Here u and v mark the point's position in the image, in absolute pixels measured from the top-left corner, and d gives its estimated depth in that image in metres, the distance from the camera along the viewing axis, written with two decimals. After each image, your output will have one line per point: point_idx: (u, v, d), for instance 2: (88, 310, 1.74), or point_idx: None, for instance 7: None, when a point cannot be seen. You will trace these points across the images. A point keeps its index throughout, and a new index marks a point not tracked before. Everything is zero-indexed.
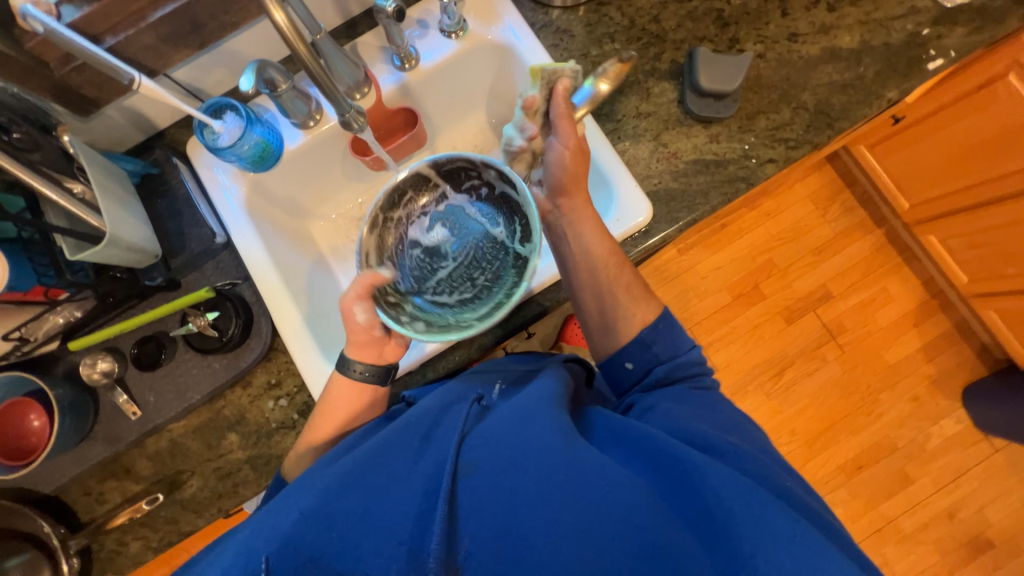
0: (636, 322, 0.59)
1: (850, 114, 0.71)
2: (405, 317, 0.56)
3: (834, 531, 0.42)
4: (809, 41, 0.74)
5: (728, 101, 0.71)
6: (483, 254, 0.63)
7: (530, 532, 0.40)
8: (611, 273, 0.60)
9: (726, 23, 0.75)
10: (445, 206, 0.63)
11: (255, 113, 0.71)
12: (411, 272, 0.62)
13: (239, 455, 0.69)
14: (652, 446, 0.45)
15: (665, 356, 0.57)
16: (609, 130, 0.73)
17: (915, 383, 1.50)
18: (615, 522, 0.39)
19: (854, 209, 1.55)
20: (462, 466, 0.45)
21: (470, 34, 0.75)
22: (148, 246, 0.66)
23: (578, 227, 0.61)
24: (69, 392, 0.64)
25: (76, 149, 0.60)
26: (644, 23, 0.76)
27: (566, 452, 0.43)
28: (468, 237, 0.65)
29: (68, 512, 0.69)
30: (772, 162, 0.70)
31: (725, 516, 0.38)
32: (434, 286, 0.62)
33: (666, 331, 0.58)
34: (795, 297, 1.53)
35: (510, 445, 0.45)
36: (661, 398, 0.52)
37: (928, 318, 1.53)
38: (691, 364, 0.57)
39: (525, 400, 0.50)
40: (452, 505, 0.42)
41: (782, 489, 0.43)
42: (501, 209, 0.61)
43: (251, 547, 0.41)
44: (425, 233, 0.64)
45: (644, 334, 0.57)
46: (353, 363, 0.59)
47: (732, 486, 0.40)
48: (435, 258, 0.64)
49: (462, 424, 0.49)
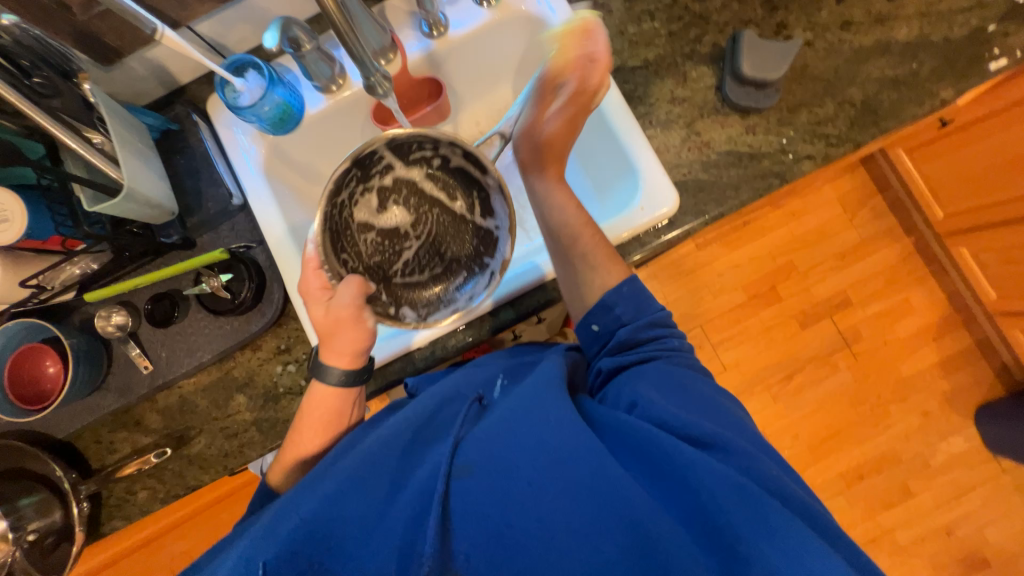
0: (596, 288, 0.57)
1: (899, 113, 0.67)
2: (391, 308, 0.58)
3: (829, 530, 0.41)
4: (863, 31, 0.69)
5: (770, 91, 0.67)
6: (447, 228, 0.63)
7: (526, 537, 0.40)
8: (584, 240, 0.59)
9: (775, 6, 0.70)
10: (393, 179, 0.61)
11: (277, 73, 0.69)
12: (373, 258, 0.61)
13: (246, 416, 0.70)
14: (638, 441, 0.44)
15: (629, 317, 0.55)
16: (641, 114, 0.70)
17: (927, 398, 1.47)
18: (610, 525, 0.40)
19: (885, 215, 1.50)
20: (457, 468, 0.44)
21: (503, 2, 0.72)
22: (165, 203, 0.65)
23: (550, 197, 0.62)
24: (83, 341, 0.65)
25: (96, 99, 0.58)
26: (687, 2, 0.71)
27: (555, 453, 0.43)
28: (428, 212, 0.63)
29: (80, 458, 0.70)
30: (810, 159, 0.67)
31: (720, 519, 0.39)
32: (401, 267, 0.62)
33: (634, 293, 0.55)
34: (813, 302, 1.49)
35: (501, 446, 0.44)
36: (651, 374, 0.50)
37: (949, 333, 1.48)
38: (658, 325, 0.55)
39: (521, 397, 0.48)
40: (446, 509, 0.43)
41: (780, 484, 0.42)
42: (454, 180, 0.61)
43: (250, 552, 0.40)
44: (380, 213, 0.61)
45: (607, 296, 0.55)
46: (332, 368, 0.55)
47: (725, 487, 0.40)
48: (393, 238, 0.62)
49: (456, 428, 0.48)
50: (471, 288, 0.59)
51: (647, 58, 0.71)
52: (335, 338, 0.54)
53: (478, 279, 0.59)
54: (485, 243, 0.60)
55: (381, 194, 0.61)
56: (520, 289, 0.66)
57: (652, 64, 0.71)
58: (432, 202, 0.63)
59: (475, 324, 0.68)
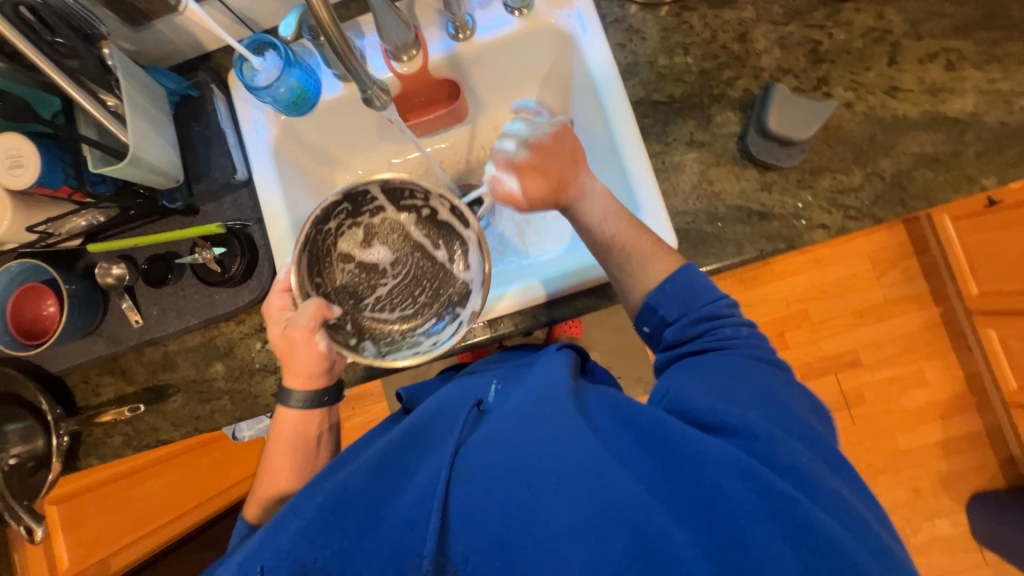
0: (637, 290, 0.57)
1: (930, 194, 0.63)
2: (352, 338, 0.58)
3: (852, 515, 0.40)
4: (910, 100, 0.64)
5: (795, 149, 0.63)
6: (423, 274, 0.63)
7: (525, 540, 0.40)
8: (625, 232, 0.58)
9: (819, 59, 0.66)
10: (381, 219, 0.62)
11: (296, 55, 0.69)
12: (348, 288, 0.61)
13: (222, 384, 0.73)
14: (647, 432, 0.46)
15: (675, 314, 0.54)
16: (656, 152, 0.67)
17: (921, 475, 1.40)
18: (613, 521, 0.39)
19: (915, 279, 1.42)
20: (456, 474, 0.45)
21: (535, 14, 0.70)
22: (170, 170, 0.67)
23: (585, 205, 0.60)
24: (82, 288, 0.68)
25: (115, 62, 0.60)
26: (726, 40, 0.68)
27: (561, 449, 0.44)
28: (410, 257, 0.64)
29: (67, 394, 0.74)
30: (823, 228, 0.64)
31: (726, 503, 0.40)
32: (372, 302, 0.62)
33: (678, 291, 0.54)
34: (819, 355, 1.44)
35: (506, 448, 0.45)
36: (677, 376, 0.51)
37: (958, 414, 1.41)
38: (706, 318, 0.53)
39: (526, 401, 0.50)
40: (446, 515, 0.42)
41: (800, 471, 0.42)
42: (441, 230, 0.62)
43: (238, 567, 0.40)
44: (362, 248, 0.62)
45: (649, 297, 0.56)
46: (292, 392, 0.57)
47: (732, 474, 0.41)
48: (372, 272, 0.63)
49: (456, 432, 0.49)
50: (436, 334, 0.59)
51: (672, 94, 0.68)
52: (291, 356, 0.55)
53: (445, 325, 0.60)
54: (461, 293, 0.61)
55: (369, 230, 0.62)
56: (502, 311, 0.67)
57: (676, 101, 0.68)
58: (415, 247, 0.63)
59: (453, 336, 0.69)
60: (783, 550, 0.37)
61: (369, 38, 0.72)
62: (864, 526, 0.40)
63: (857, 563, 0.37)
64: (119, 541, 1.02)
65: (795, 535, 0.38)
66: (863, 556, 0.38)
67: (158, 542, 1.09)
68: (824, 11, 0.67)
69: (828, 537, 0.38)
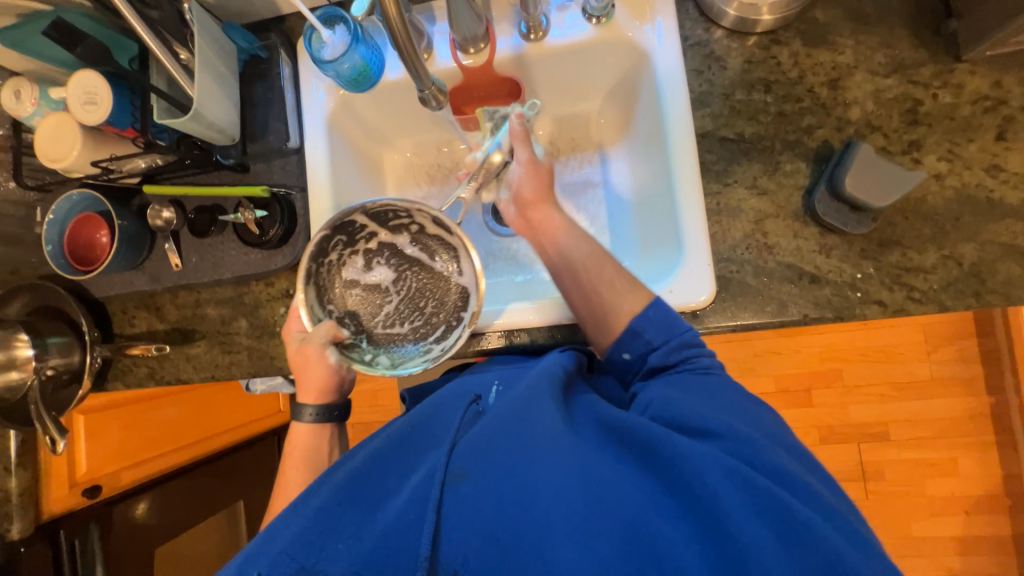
0: (623, 314, 0.56)
1: (1011, 290, 0.56)
2: (367, 354, 0.63)
3: (826, 504, 0.41)
4: (1012, 183, 0.57)
5: (866, 217, 0.58)
6: (425, 288, 0.67)
7: (523, 545, 0.40)
8: (592, 271, 0.58)
9: (916, 120, 0.60)
10: (377, 243, 0.66)
11: (363, 30, 0.68)
12: (359, 311, 0.66)
13: (243, 339, 0.75)
14: (633, 436, 0.45)
15: (659, 340, 0.54)
16: (712, 191, 0.64)
17: (929, 566, 1.31)
18: (605, 522, 0.39)
19: (970, 361, 1.31)
20: (450, 475, 0.44)
21: (614, 23, 0.66)
22: (228, 129, 0.69)
23: (560, 232, 0.62)
24: (132, 225, 0.71)
25: (192, 15, 0.61)
26: (814, 84, 0.63)
27: (551, 453, 0.43)
28: (409, 272, 0.67)
29: (106, 319, 0.79)
30: (879, 305, 0.59)
31: (711, 498, 0.39)
32: (383, 319, 0.66)
33: (661, 318, 0.54)
34: (845, 421, 1.35)
35: (496, 453, 0.44)
36: (660, 387, 0.50)
37: (986, 514, 1.30)
38: (689, 346, 0.53)
39: (515, 399, 0.49)
40: (440, 516, 0.42)
41: (776, 467, 0.42)
42: (433, 243, 0.66)
43: (245, 566, 0.43)
44: (363, 274, 0.66)
45: (632, 322, 0.55)
46: (305, 406, 0.62)
47: (718, 472, 0.40)
48: (376, 292, 0.67)
49: (453, 431, 0.49)
50: (440, 343, 0.63)
51: (743, 132, 0.64)
52: (304, 374, 0.62)
53: (450, 332, 0.63)
54: (462, 298, 0.64)
55: (367, 255, 0.67)
56: (517, 323, 0.66)
57: (745, 140, 0.64)
58: (410, 262, 0.67)
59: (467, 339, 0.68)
60: (767, 543, 0.37)
61: (440, 25, 0.70)
62: (838, 514, 0.41)
63: (842, 555, 0.37)
64: (105, 467, 1.04)
65: (779, 529, 0.38)
66: (840, 540, 0.38)
67: (137, 476, 1.11)
68: (932, 68, 0.61)
69: (806, 524, 0.38)
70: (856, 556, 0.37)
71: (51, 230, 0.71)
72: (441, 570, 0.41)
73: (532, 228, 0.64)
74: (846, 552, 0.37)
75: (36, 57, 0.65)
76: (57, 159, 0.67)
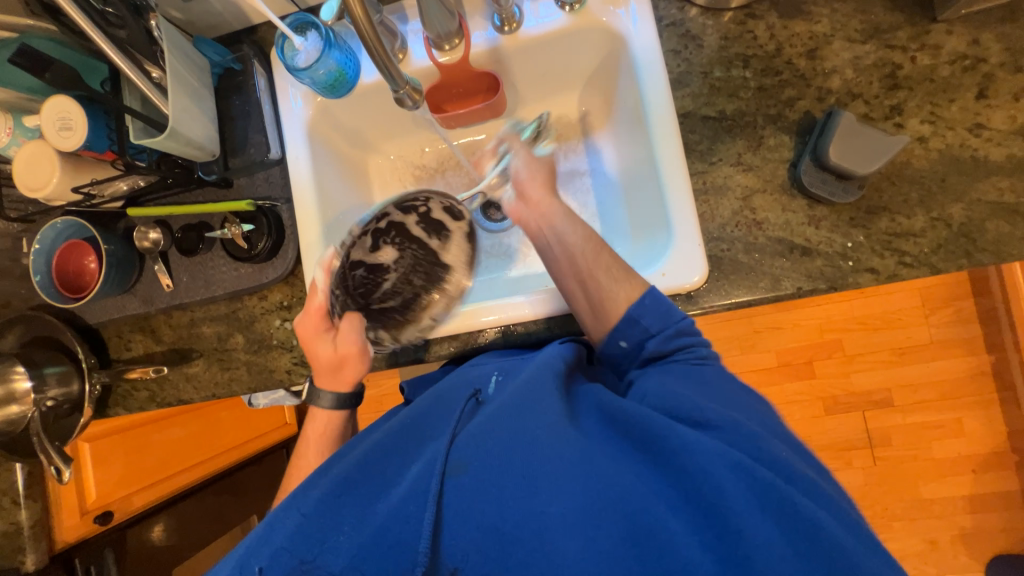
0: (619, 310, 0.56)
1: (1001, 248, 0.56)
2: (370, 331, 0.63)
3: (827, 497, 0.42)
4: (996, 141, 0.57)
5: (852, 185, 0.58)
6: (425, 266, 0.61)
7: (521, 530, 0.40)
8: (590, 259, 0.57)
9: (896, 84, 0.60)
10: (385, 223, 0.62)
11: (335, 34, 0.67)
12: (353, 292, 0.61)
13: (241, 355, 0.75)
14: (634, 426, 0.45)
15: (657, 329, 0.54)
16: (697, 171, 0.63)
17: (940, 527, 1.32)
18: (606, 510, 0.40)
19: (967, 322, 1.31)
20: (450, 466, 0.44)
21: (587, 9, 0.66)
22: (208, 145, 0.68)
23: (555, 218, 0.60)
24: (120, 249, 0.71)
25: (160, 32, 0.61)
26: (793, 55, 0.63)
27: (552, 444, 0.43)
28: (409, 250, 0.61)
29: (102, 346, 0.79)
30: (871, 273, 0.59)
31: (713, 490, 0.39)
32: (378, 298, 0.62)
33: (657, 304, 0.54)
34: (848, 390, 1.36)
35: (497, 443, 0.44)
36: (659, 377, 0.51)
37: (993, 472, 1.31)
38: (685, 334, 0.53)
39: (517, 391, 0.49)
40: (440, 506, 0.42)
41: (783, 462, 0.42)
42: (441, 225, 0.62)
43: (244, 559, 0.43)
44: (366, 251, 0.60)
45: (631, 308, 0.54)
46: (323, 394, 0.63)
47: (720, 462, 0.40)
48: (376, 273, 0.61)
49: (452, 422, 0.49)
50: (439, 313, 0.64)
51: (724, 110, 0.64)
52: (338, 370, 0.62)
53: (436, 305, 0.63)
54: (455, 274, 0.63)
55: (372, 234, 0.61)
56: (514, 318, 0.65)
57: (727, 117, 0.63)
58: (412, 240, 0.61)
59: (461, 339, 0.69)
60: (771, 535, 0.37)
61: (412, 23, 0.70)
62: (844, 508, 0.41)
63: (844, 549, 0.37)
64: (117, 493, 1.05)
65: (782, 521, 0.38)
66: (842, 533, 0.38)
67: (156, 496, 1.13)
68: (909, 31, 0.60)
69: (808, 518, 0.38)
70: (859, 552, 0.38)
71: (38, 260, 0.70)
72: (442, 566, 0.41)
73: (531, 211, 0.62)
74: (847, 544, 0.38)
75: (8, 86, 0.65)
76: (38, 188, 0.66)
